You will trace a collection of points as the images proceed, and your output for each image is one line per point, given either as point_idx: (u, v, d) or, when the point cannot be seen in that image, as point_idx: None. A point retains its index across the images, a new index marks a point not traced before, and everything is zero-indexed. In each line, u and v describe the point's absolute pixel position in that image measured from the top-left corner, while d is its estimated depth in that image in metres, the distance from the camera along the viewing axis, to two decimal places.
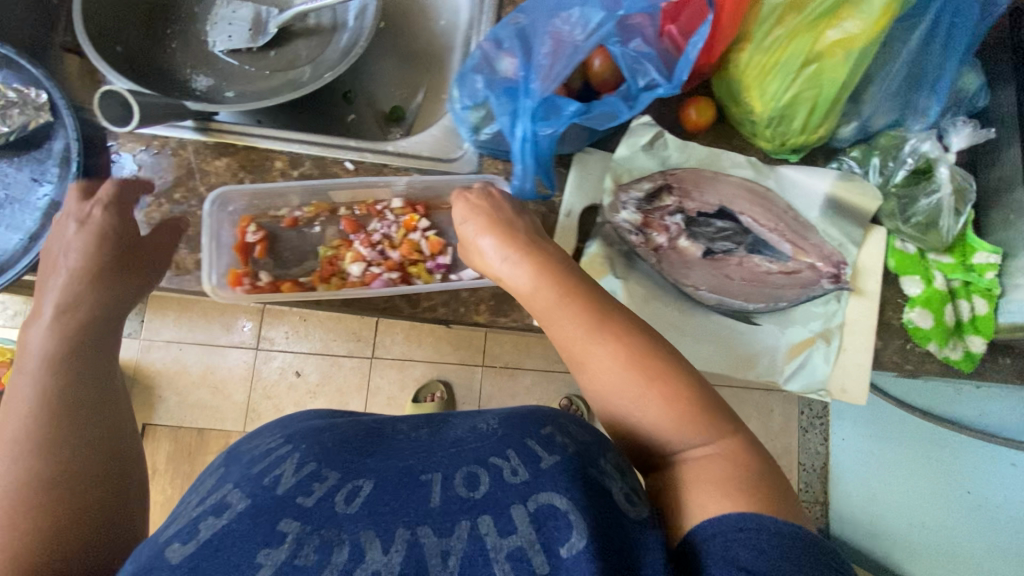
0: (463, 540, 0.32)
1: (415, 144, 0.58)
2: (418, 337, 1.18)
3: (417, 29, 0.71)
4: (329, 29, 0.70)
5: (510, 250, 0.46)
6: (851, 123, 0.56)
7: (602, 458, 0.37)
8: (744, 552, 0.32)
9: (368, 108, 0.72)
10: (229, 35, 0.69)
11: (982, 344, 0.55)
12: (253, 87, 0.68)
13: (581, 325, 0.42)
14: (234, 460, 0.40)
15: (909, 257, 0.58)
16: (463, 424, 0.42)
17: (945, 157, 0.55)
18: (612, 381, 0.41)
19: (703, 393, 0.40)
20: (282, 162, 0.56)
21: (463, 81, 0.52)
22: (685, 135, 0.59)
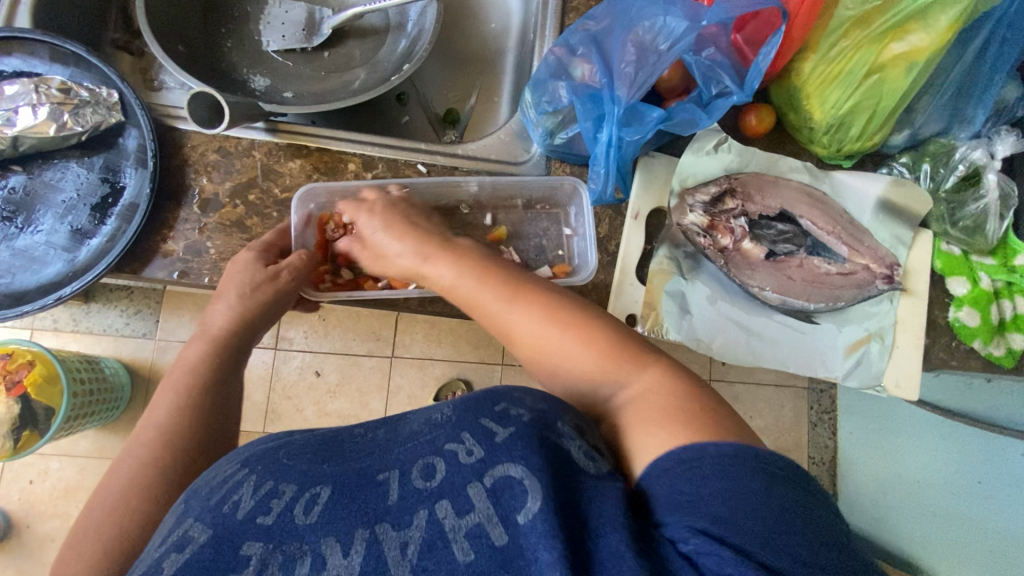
0: (422, 528, 0.32)
1: (483, 147, 0.59)
2: (438, 337, 1.18)
3: (467, 31, 0.71)
4: (383, 30, 0.69)
5: (427, 246, 0.49)
6: (903, 131, 0.59)
7: (558, 421, 0.37)
8: (687, 486, 0.32)
9: (421, 109, 0.71)
10: (283, 35, 0.68)
11: (1022, 341, 0.58)
12: (310, 87, 0.67)
13: (499, 297, 0.45)
14: (192, 495, 0.38)
15: (955, 258, 0.60)
16: (419, 415, 0.41)
17: (992, 165, 0.58)
18: (537, 343, 0.43)
19: (619, 337, 0.42)
20: (352, 164, 0.56)
21: (539, 87, 0.54)
22: (743, 140, 0.61)
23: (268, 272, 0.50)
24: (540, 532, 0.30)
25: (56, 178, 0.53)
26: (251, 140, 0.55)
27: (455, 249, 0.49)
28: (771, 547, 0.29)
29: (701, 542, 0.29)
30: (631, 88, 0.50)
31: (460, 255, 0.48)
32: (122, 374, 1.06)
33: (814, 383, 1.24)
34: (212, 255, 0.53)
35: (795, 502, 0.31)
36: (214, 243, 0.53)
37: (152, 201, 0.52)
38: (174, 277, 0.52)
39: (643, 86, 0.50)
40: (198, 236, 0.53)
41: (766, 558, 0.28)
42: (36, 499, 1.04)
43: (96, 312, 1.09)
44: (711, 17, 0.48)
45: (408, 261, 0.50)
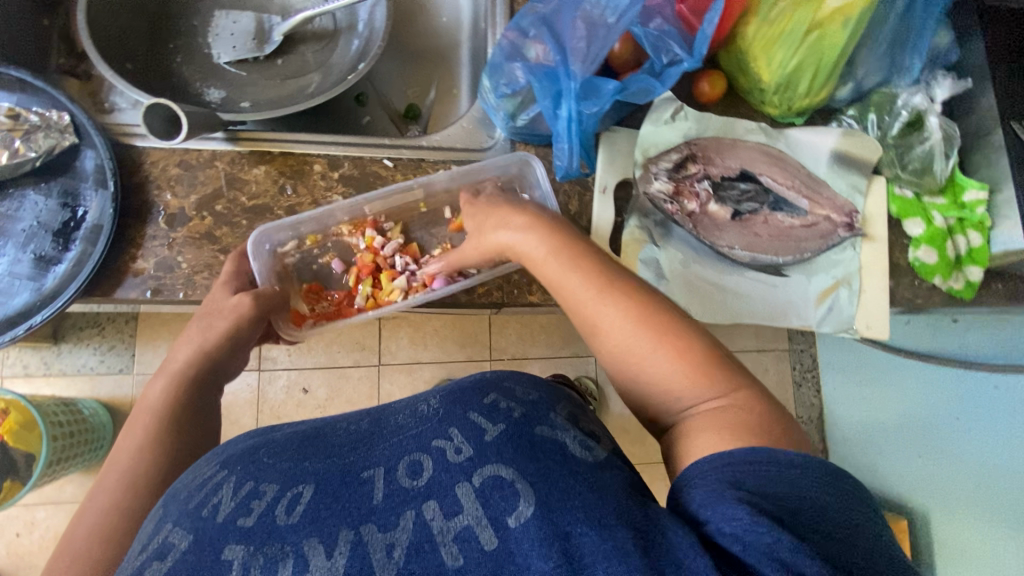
0: (409, 530, 0.35)
1: (447, 138, 0.59)
2: (423, 339, 1.18)
3: (420, 28, 0.72)
4: (333, 33, 0.69)
5: (518, 221, 0.51)
6: (847, 85, 0.62)
7: (552, 414, 0.43)
8: (751, 478, 0.35)
9: (381, 108, 0.72)
10: (234, 45, 0.67)
11: (978, 273, 0.60)
12: (265, 94, 0.67)
13: (593, 287, 0.46)
14: (170, 499, 0.39)
15: (909, 201, 0.62)
16: (404, 410, 0.45)
17: (933, 108, 0.61)
18: (622, 340, 0.44)
19: (712, 352, 0.43)
20: (317, 164, 0.56)
21: (497, 70, 0.55)
22: (698, 107, 0.62)
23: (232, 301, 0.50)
24: (530, 538, 0.33)
25: (13, 208, 0.51)
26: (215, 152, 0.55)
27: (552, 228, 0.51)
28: (819, 538, 0.32)
29: (753, 520, 0.32)
30: (585, 63, 0.51)
31: (555, 235, 0.50)
32: (103, 413, 1.03)
33: (795, 344, 1.29)
34: (184, 269, 0.52)
35: (847, 516, 0.34)
36: (185, 257, 0.52)
37: (117, 221, 0.52)
38: (147, 295, 0.51)
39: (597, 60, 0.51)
40: (168, 252, 0.52)
41: (816, 546, 0.32)
42: (24, 552, 1.00)
43: (69, 353, 1.06)
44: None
45: (497, 239, 0.52)
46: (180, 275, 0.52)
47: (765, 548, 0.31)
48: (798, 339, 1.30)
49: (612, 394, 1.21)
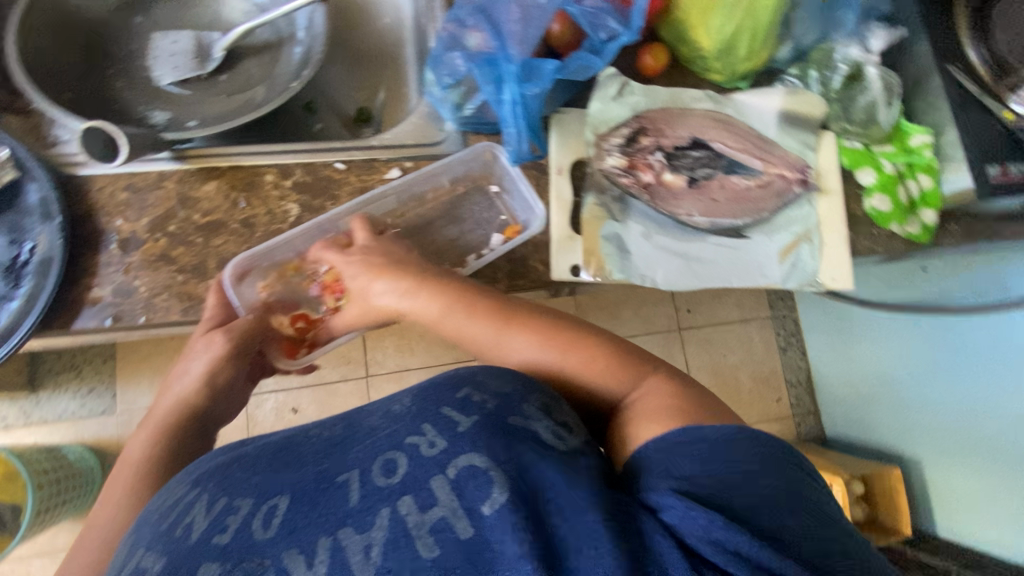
0: (385, 527, 0.35)
1: (397, 135, 0.60)
2: (409, 346, 1.17)
3: (363, 31, 0.72)
4: (275, 44, 0.69)
5: (404, 285, 0.52)
6: (786, 45, 0.63)
7: (523, 403, 0.41)
8: (683, 461, 0.37)
9: (331, 113, 0.72)
10: (175, 65, 0.66)
11: (932, 216, 0.62)
12: (212, 112, 0.66)
13: (491, 329, 0.49)
14: (143, 522, 0.40)
15: (858, 152, 0.63)
16: (378, 411, 0.43)
17: (869, 59, 0.63)
18: (536, 366, 0.48)
19: (613, 348, 0.48)
20: (269, 174, 0.56)
21: (440, 62, 0.56)
22: (644, 81, 0.64)
23: (204, 343, 0.52)
24: (506, 522, 0.33)
25: None
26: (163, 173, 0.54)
27: (435, 283, 0.51)
28: (754, 507, 0.35)
29: (687, 507, 0.35)
30: (524, 46, 0.52)
31: (438, 289, 0.51)
32: (90, 458, 1.00)
33: (776, 311, 1.29)
34: (144, 293, 0.51)
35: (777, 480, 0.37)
36: (142, 281, 0.51)
37: (68, 251, 0.51)
38: (107, 324, 0.50)
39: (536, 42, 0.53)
40: (125, 278, 0.51)
41: (751, 515, 0.35)
42: None
43: (47, 401, 1.03)
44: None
45: (389, 302, 0.52)
46: (139, 299, 0.51)
47: (701, 531, 0.34)
48: (779, 306, 1.29)
49: None
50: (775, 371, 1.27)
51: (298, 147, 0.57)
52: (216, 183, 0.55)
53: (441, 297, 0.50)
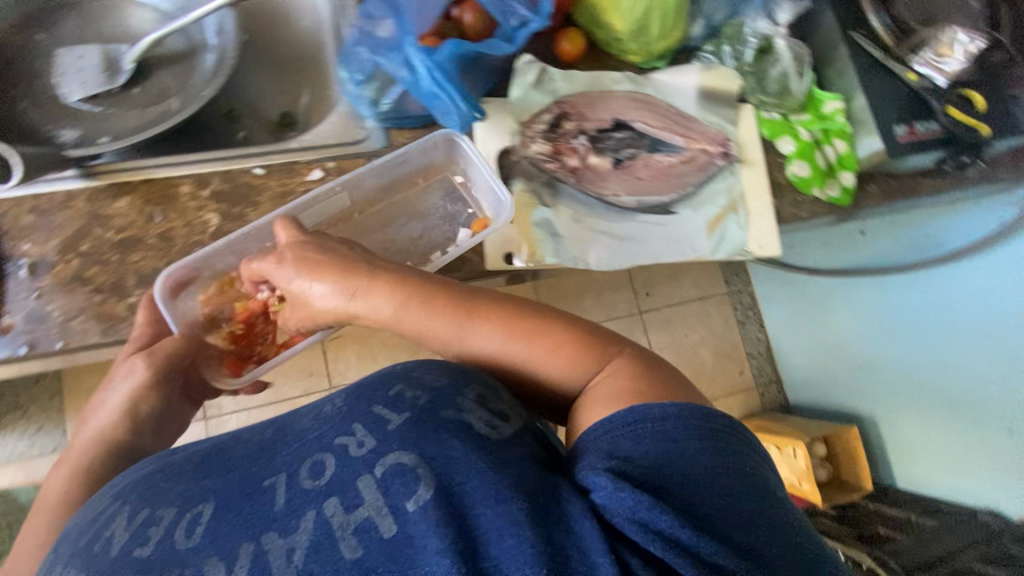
0: (309, 530, 0.34)
1: (319, 137, 0.60)
2: (372, 353, 1.15)
3: (282, 34, 0.71)
4: (188, 53, 0.68)
5: (347, 282, 0.48)
6: (697, 22, 0.64)
7: (460, 395, 0.40)
8: (625, 442, 0.37)
9: (255, 122, 0.71)
10: (82, 81, 0.63)
11: (851, 178, 0.63)
12: (127, 127, 0.65)
13: (452, 320, 0.46)
14: (64, 537, 0.39)
15: (777, 122, 0.66)
16: (310, 413, 0.42)
17: (778, 32, 0.65)
18: (501, 358, 0.46)
19: (580, 331, 0.47)
20: (187, 185, 0.55)
21: (352, 55, 0.56)
22: (564, 67, 0.64)
23: (127, 366, 0.47)
24: (425, 521, 0.33)
25: None
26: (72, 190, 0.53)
27: (384, 276, 0.48)
28: (689, 487, 0.35)
29: (617, 487, 0.34)
30: (423, 24, 0.53)
31: (389, 288, 0.47)
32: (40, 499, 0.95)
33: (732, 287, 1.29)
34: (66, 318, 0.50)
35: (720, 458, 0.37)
36: (56, 304, 0.50)
37: None
38: (21, 352, 0.48)
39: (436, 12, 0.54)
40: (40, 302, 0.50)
41: (686, 496, 0.35)
42: None
43: None
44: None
45: (328, 305, 0.48)
46: (54, 323, 0.49)
47: (627, 511, 0.34)
48: (733, 282, 1.29)
49: None
50: (735, 345, 1.27)
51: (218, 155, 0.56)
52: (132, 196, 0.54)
53: (393, 290, 0.47)
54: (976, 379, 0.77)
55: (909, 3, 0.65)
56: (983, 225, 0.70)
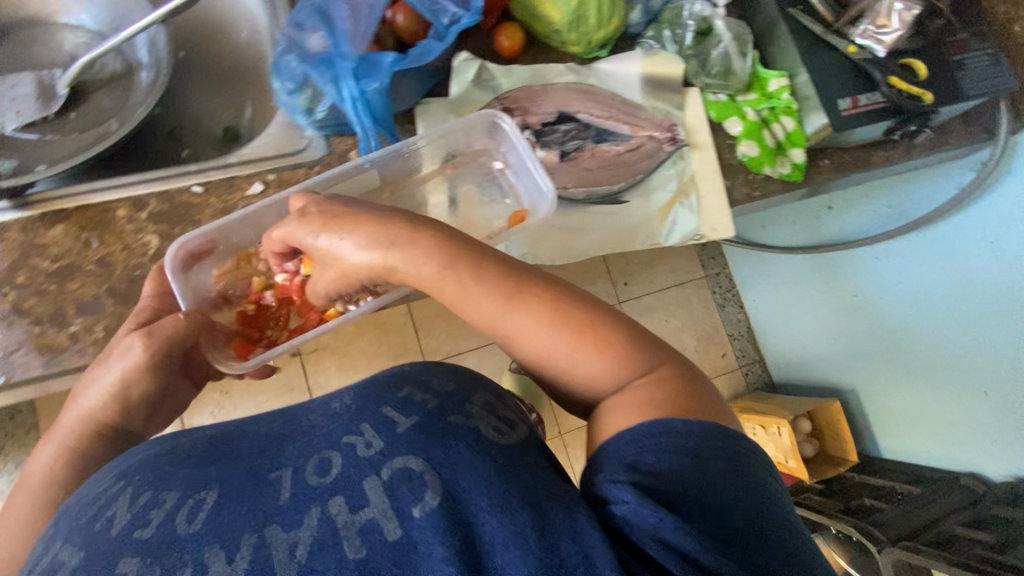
0: (313, 528, 0.31)
1: (258, 148, 0.58)
2: (352, 365, 1.10)
3: (219, 49, 0.70)
4: (126, 73, 0.67)
5: (375, 243, 0.42)
6: (635, 9, 0.64)
7: (467, 402, 0.38)
8: (649, 455, 0.34)
9: (199, 138, 0.71)
10: (16, 110, 0.62)
11: (801, 154, 0.63)
12: (62, 153, 0.63)
13: (488, 298, 0.41)
14: (62, 516, 0.35)
15: (723, 104, 0.65)
16: (319, 406, 0.38)
17: (717, 13, 0.64)
18: (540, 346, 0.41)
19: (619, 329, 0.42)
20: (127, 201, 0.54)
21: (284, 69, 0.55)
22: (507, 62, 0.63)
23: (128, 344, 0.44)
24: (432, 530, 0.30)
25: None
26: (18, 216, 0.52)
27: (420, 233, 0.42)
28: (711, 509, 0.32)
29: (639, 503, 0.32)
30: (356, 41, 0.53)
31: (434, 245, 0.42)
32: None
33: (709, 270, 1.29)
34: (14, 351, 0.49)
35: (736, 475, 0.34)
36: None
37: None
38: None
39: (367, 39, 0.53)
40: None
41: (707, 523, 0.32)
42: None
43: None
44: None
45: (361, 266, 0.43)
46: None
47: (650, 530, 0.31)
48: (711, 265, 1.30)
49: None
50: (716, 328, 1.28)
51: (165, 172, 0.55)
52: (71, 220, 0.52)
53: (435, 251, 0.41)
54: (957, 338, 0.81)
55: None
56: (948, 189, 0.77)
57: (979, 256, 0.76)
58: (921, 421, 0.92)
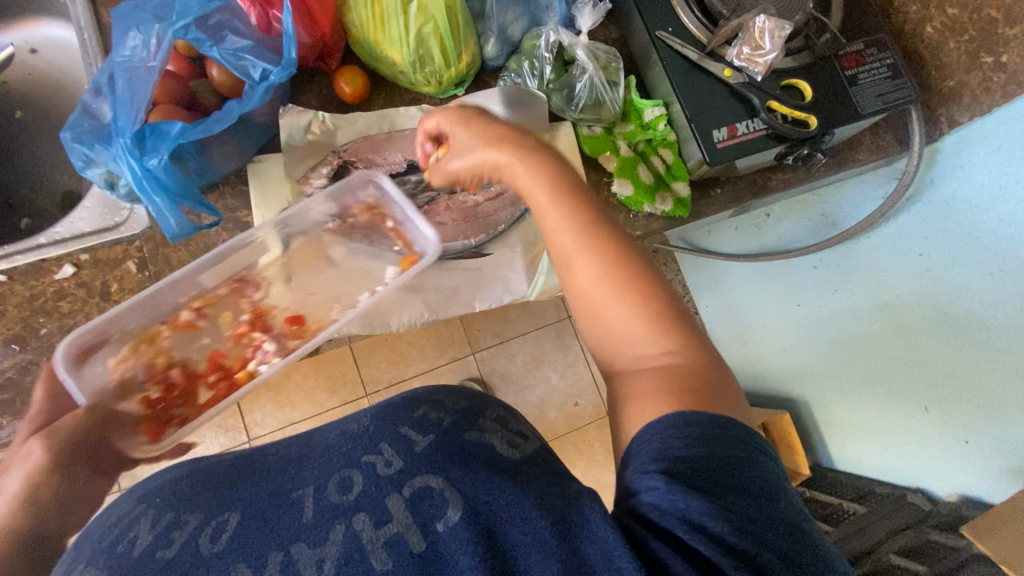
0: (338, 543, 0.40)
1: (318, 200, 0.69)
2: (402, 357, 1.33)
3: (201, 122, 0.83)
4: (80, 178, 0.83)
5: (512, 151, 0.56)
6: (490, 41, 0.83)
7: (482, 415, 0.50)
8: (676, 444, 0.41)
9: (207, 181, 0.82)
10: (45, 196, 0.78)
11: (683, 188, 0.82)
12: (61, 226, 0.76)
13: (571, 221, 0.53)
14: (86, 539, 0.44)
15: (598, 138, 0.85)
16: (339, 430, 0.51)
17: (578, 42, 0.81)
18: (595, 277, 0.51)
19: (671, 305, 0.51)
20: (138, 253, 0.75)
21: (113, 134, 0.68)
22: (363, 104, 0.84)
23: (467, 123, 0.60)
24: (462, 538, 0.39)
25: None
26: (45, 258, 0.73)
27: (538, 151, 0.57)
28: (736, 527, 0.38)
29: (668, 489, 0.39)
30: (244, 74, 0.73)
31: (541, 157, 0.56)
32: None
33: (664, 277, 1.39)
34: (34, 365, 0.71)
35: (761, 497, 0.41)
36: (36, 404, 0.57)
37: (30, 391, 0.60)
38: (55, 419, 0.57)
39: (196, 162, 0.73)
40: (26, 360, 0.71)
41: (730, 534, 0.38)
42: None
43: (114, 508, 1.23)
44: (256, 99, 0.72)
45: (479, 158, 0.58)
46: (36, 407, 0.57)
47: (676, 512, 0.38)
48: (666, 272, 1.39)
49: (500, 385, 1.36)
50: (767, 367, 1.19)
51: (79, 232, 0.74)
52: (92, 267, 0.74)
53: (540, 165, 0.55)
54: (949, 365, 0.76)
55: None
56: (916, 222, 0.80)
57: (925, 291, 0.78)
58: (903, 452, 0.88)
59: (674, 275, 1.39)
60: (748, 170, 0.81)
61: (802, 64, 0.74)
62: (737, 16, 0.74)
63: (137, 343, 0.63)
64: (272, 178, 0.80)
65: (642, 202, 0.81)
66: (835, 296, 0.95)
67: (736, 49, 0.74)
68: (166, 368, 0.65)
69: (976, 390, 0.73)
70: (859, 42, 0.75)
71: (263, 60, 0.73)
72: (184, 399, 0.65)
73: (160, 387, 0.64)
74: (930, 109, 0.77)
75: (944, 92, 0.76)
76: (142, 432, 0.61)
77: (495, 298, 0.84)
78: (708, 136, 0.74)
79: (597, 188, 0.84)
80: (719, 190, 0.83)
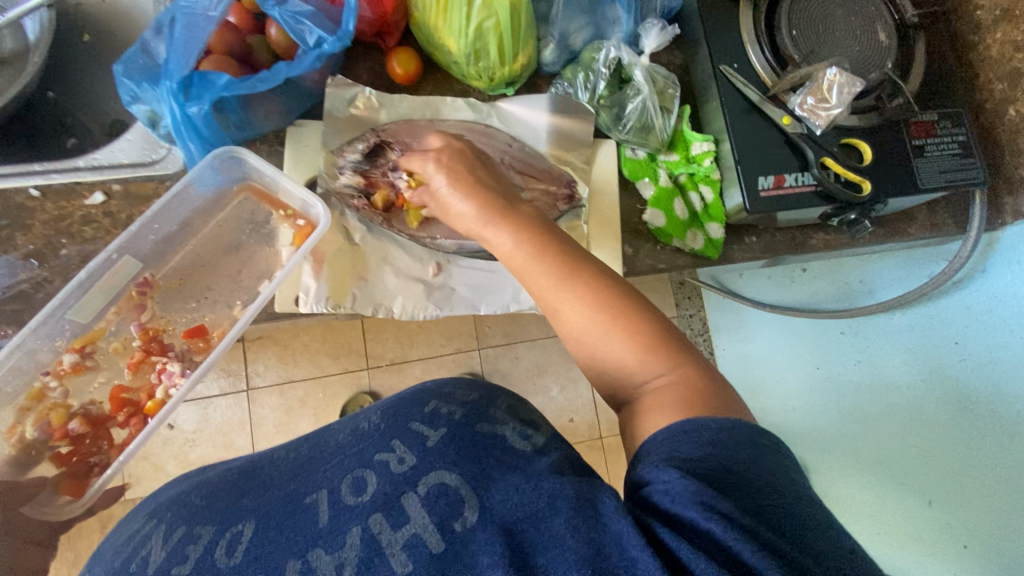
0: (356, 546, 0.40)
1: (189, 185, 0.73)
2: (409, 339, 1.33)
3: None
4: None
5: (491, 216, 0.60)
6: (548, 46, 0.82)
7: (491, 407, 0.52)
8: (684, 446, 0.41)
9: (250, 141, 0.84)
10: None
11: (718, 230, 0.80)
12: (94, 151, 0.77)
13: (552, 276, 0.54)
14: (99, 559, 0.48)
15: (640, 162, 0.83)
16: (348, 429, 0.53)
17: (637, 62, 0.80)
18: (584, 325, 0.52)
19: (663, 331, 0.52)
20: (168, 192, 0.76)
21: (162, 76, 0.69)
22: (410, 89, 0.84)
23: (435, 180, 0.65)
24: (485, 538, 0.39)
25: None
26: (81, 181, 0.73)
27: (512, 220, 0.59)
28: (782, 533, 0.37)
29: (682, 478, 0.38)
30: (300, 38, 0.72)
31: (519, 222, 0.59)
32: None
33: (684, 311, 1.37)
34: (48, 282, 0.72)
35: (812, 513, 0.39)
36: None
37: None
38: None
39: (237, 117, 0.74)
40: (40, 277, 0.71)
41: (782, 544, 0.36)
42: None
43: None
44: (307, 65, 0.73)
45: (467, 220, 0.62)
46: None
47: (690, 494, 0.37)
48: (687, 305, 1.37)
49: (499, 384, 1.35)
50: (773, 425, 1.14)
51: (117, 163, 0.76)
52: (121, 198, 0.74)
53: (516, 230, 0.58)
54: (964, 467, 0.74)
55: (799, 38, 0.75)
56: (958, 311, 0.78)
57: (948, 389, 0.77)
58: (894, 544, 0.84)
59: (697, 311, 1.37)
60: (787, 224, 0.80)
61: (869, 125, 0.72)
62: (809, 64, 0.73)
63: (25, 404, 0.70)
64: (308, 142, 0.81)
65: (673, 236, 0.80)
66: (851, 369, 0.94)
67: (800, 98, 0.72)
68: (63, 423, 0.70)
69: (979, 490, 0.72)
70: (933, 112, 0.73)
71: (320, 28, 0.73)
72: (96, 446, 0.71)
73: (67, 442, 0.70)
74: (996, 195, 0.75)
75: (1015, 180, 0.73)
76: (63, 492, 0.68)
77: (501, 305, 0.82)
78: (752, 182, 0.72)
79: (628, 215, 0.83)
80: (753, 239, 0.81)
